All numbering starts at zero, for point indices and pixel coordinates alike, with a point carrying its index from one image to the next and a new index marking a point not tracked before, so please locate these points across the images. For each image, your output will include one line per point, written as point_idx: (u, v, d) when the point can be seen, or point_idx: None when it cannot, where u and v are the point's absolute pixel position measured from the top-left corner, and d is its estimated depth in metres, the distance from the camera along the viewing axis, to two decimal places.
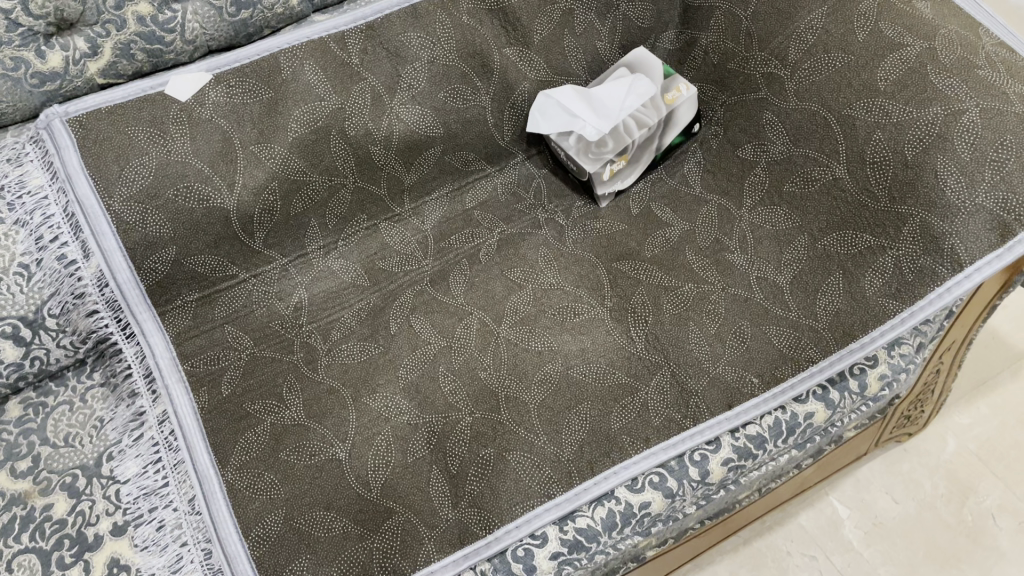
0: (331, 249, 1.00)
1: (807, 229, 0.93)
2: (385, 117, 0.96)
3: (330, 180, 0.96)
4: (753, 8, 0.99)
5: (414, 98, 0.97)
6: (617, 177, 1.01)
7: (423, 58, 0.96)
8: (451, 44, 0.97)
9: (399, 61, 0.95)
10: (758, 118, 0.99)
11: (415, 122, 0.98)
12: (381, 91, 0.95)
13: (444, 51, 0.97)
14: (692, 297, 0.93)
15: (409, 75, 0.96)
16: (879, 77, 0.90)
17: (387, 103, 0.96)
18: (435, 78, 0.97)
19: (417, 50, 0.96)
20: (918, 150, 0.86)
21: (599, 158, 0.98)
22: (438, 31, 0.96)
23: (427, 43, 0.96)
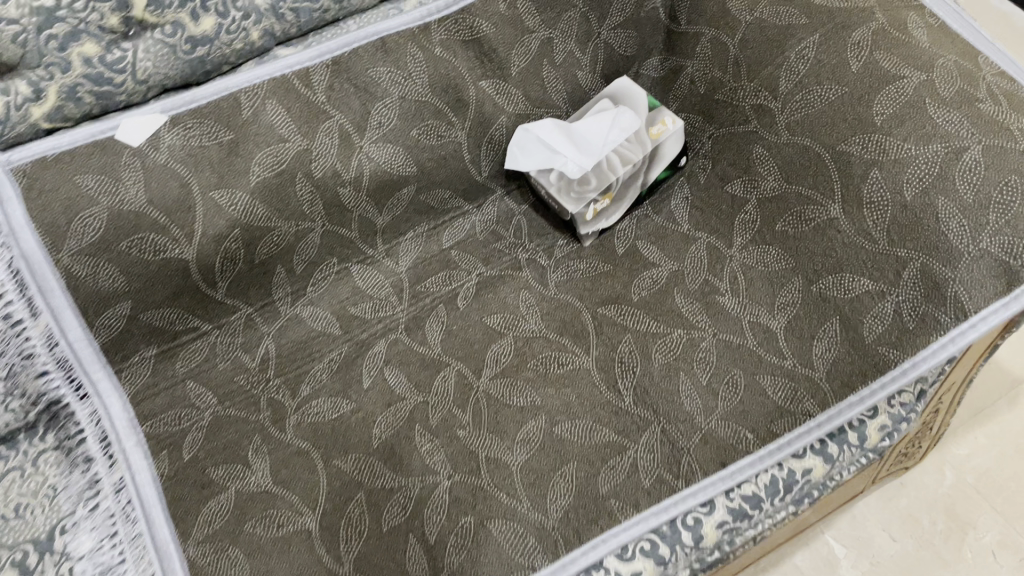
0: (300, 295, 0.95)
1: (802, 271, 0.89)
2: (355, 157, 0.90)
3: (297, 225, 0.91)
4: (741, 35, 0.95)
5: (385, 136, 0.91)
6: (601, 216, 0.96)
7: (394, 94, 0.90)
8: (423, 79, 0.91)
9: (369, 97, 0.90)
10: (748, 152, 0.94)
11: (387, 162, 0.92)
12: (350, 129, 0.90)
13: (417, 86, 0.91)
14: (682, 345, 0.88)
15: (379, 112, 0.90)
16: (875, 111, 0.85)
17: (356, 142, 0.90)
18: (407, 115, 0.92)
19: (387, 85, 0.90)
20: (918, 190, 0.82)
21: (582, 197, 0.93)
22: (410, 66, 0.90)
23: (398, 77, 0.90)
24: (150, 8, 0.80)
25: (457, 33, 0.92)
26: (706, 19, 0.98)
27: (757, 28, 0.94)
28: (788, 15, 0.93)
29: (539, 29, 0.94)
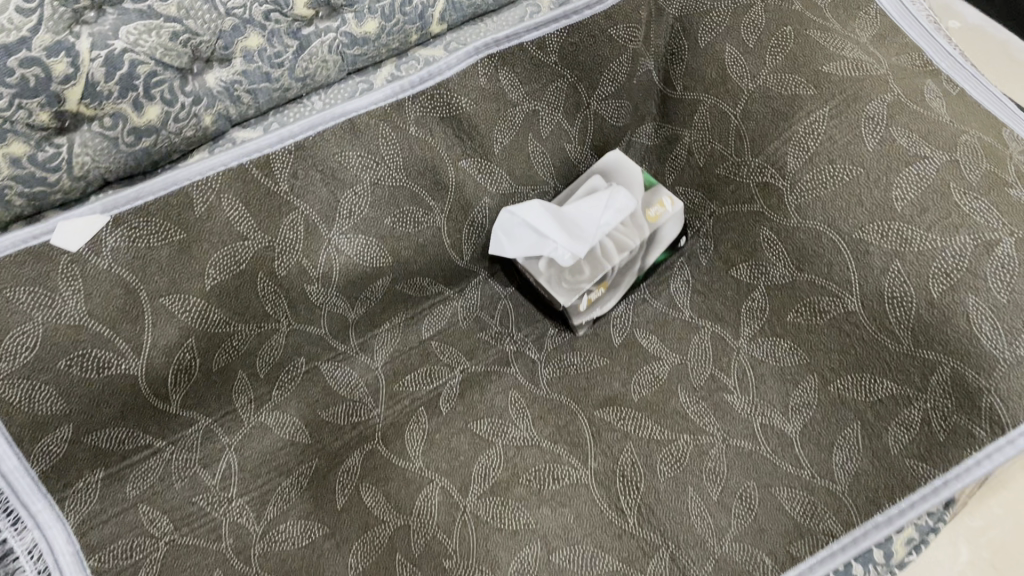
0: (264, 401, 0.85)
1: (817, 369, 0.81)
2: (322, 250, 0.81)
3: (259, 326, 0.81)
4: (743, 105, 0.87)
5: (356, 225, 0.82)
6: (595, 305, 0.87)
7: (365, 180, 0.82)
8: (397, 162, 0.83)
9: (338, 185, 0.81)
10: (754, 234, 0.86)
11: (359, 254, 0.83)
12: (317, 221, 0.81)
13: (390, 170, 0.82)
14: (689, 452, 0.81)
15: (349, 200, 0.82)
16: (894, 196, 0.78)
17: (323, 233, 0.81)
18: (380, 202, 0.83)
19: (357, 170, 0.81)
20: (945, 287, 0.74)
21: (575, 287, 0.84)
22: (382, 149, 0.82)
23: (370, 161, 0.82)
24: (86, 102, 0.69)
25: (434, 109, 0.83)
26: (703, 85, 0.90)
27: (761, 98, 0.86)
28: (795, 84, 0.85)
29: (523, 102, 0.86)
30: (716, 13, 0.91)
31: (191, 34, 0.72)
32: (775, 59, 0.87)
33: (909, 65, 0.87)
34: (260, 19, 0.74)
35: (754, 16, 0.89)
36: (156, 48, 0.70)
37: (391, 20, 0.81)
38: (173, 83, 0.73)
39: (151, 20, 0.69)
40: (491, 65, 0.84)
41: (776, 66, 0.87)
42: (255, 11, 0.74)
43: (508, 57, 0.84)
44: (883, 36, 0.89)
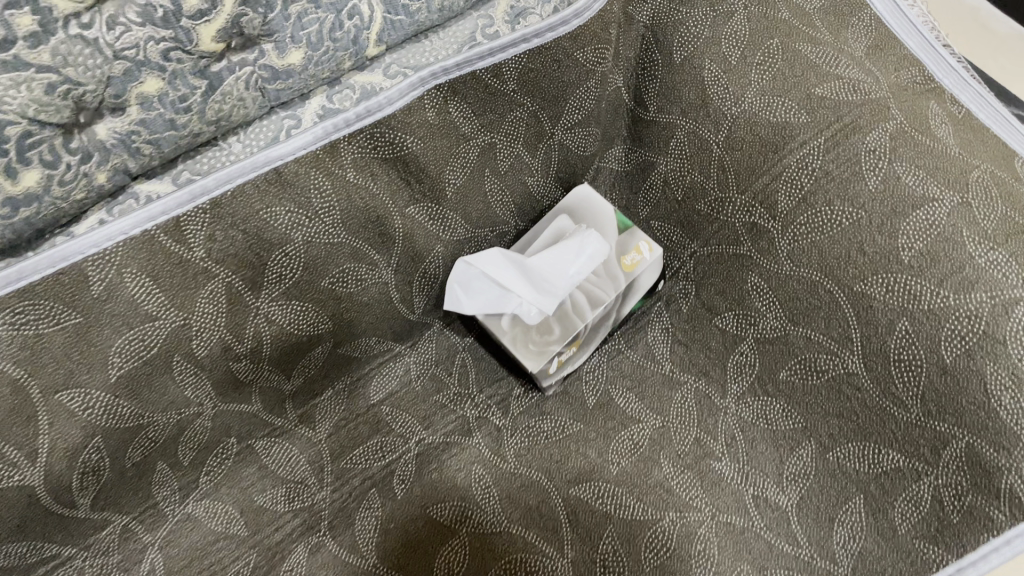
0: (190, 489, 0.74)
1: (814, 434, 0.73)
2: (249, 322, 0.70)
3: (178, 413, 0.70)
4: (727, 132, 0.77)
5: (288, 291, 0.71)
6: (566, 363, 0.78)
7: (297, 239, 0.69)
8: (333, 215, 0.70)
9: (263, 246, 0.68)
10: (740, 280, 0.77)
11: (292, 323, 0.72)
12: (242, 289, 0.69)
13: (325, 225, 0.70)
14: (674, 532, 0.73)
15: (278, 262, 0.69)
16: (900, 245, 0.69)
17: (248, 302, 0.69)
18: (315, 262, 0.71)
19: (286, 228, 0.69)
20: (960, 352, 0.66)
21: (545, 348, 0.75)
22: (315, 202, 0.69)
23: (299, 219, 0.69)
24: None
25: (373, 150, 0.70)
26: (680, 107, 0.79)
27: (748, 124, 0.76)
28: (785, 109, 0.74)
29: (477, 135, 0.74)
30: (692, 21, 0.78)
31: (71, 85, 0.58)
32: (761, 79, 0.75)
33: (910, 83, 0.77)
34: (159, 60, 0.61)
35: (734, 25, 0.77)
36: (28, 105, 0.57)
37: (319, 48, 0.68)
38: (53, 141, 0.60)
39: (20, 71, 0.55)
40: (440, 96, 0.71)
41: (763, 88, 0.75)
42: (151, 50, 0.60)
43: (460, 86, 0.72)
44: (879, 47, 0.79)
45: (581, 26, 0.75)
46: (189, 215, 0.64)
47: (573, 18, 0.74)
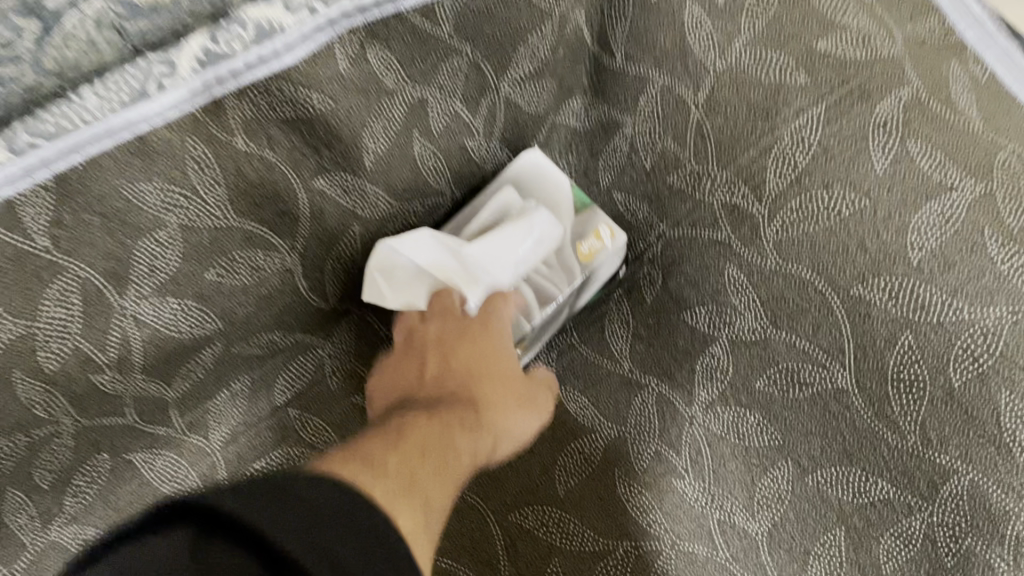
0: (53, 514, 0.62)
1: (792, 454, 0.64)
2: (112, 324, 0.56)
3: (27, 437, 0.57)
4: (708, 92, 0.63)
5: (162, 287, 0.56)
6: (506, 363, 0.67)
7: (172, 224, 0.55)
8: (219, 191, 0.56)
9: (127, 231, 0.54)
10: (715, 271, 0.65)
11: (170, 323, 0.58)
12: (101, 286, 0.54)
13: (206, 206, 0.56)
14: (629, 565, 0.64)
15: (146, 249, 0.55)
16: (909, 243, 0.58)
17: (109, 301, 0.55)
18: (197, 250, 0.56)
19: (156, 210, 0.54)
20: (971, 378, 0.56)
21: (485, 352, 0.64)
22: (194, 177, 0.54)
23: (174, 198, 0.54)
24: None
25: (268, 109, 0.55)
26: (653, 57, 0.65)
27: (734, 84, 0.62)
28: (780, 68, 0.61)
29: (404, 88, 0.60)
30: None
31: None
32: (753, 26, 0.62)
33: (929, 36, 0.63)
34: None
35: None
36: None
37: None
38: None
39: None
40: (354, 42, 0.56)
41: (754, 39, 0.62)
42: None
43: (378, 28, 0.57)
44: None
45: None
46: (23, 197, 0.49)
47: None
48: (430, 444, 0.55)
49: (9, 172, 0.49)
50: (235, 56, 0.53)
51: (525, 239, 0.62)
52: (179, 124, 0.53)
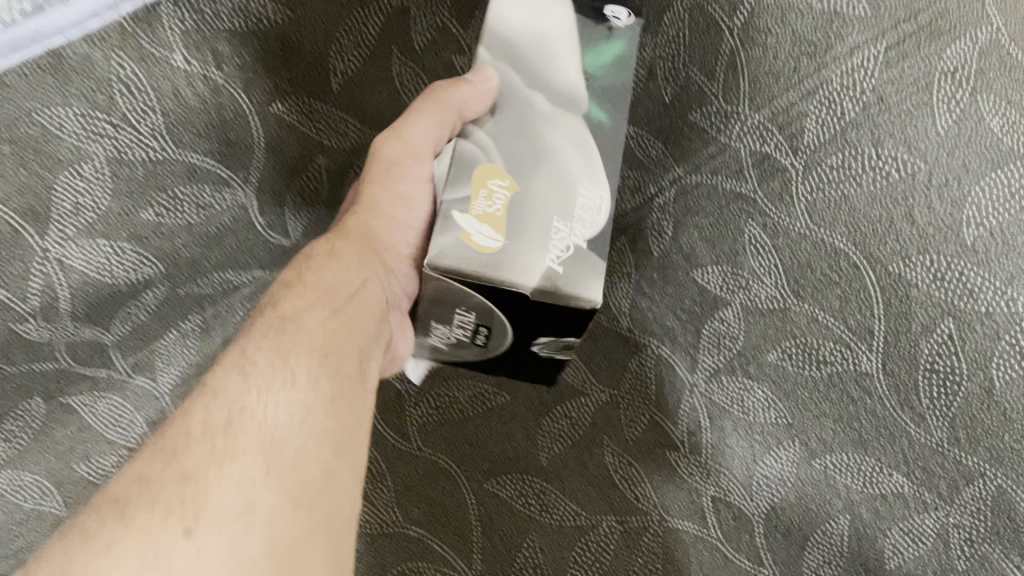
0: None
1: (801, 435, 0.57)
2: (34, 268, 0.51)
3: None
4: (747, 15, 0.53)
5: (89, 227, 0.51)
6: (528, 250, 0.41)
7: (98, 157, 0.48)
8: (161, 118, 0.48)
9: (47, 164, 0.47)
10: (733, 228, 0.57)
11: (101, 266, 0.53)
12: (14, 225, 0.48)
13: (139, 136, 0.48)
14: (611, 542, 0.59)
15: (68, 187, 0.48)
16: (966, 215, 0.50)
17: (29, 242, 0.49)
18: (132, 187, 0.51)
19: (78, 141, 0.47)
20: (1016, 377, 0.50)
21: (471, 265, 0.40)
22: (132, 103, 0.47)
23: (96, 127, 0.47)
24: None
25: (222, 16, 0.46)
26: None
27: (780, 9, 0.52)
28: None
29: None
30: None
31: None
32: None
33: None
34: None
35: None
36: None
37: None
38: None
39: None
40: None
41: None
42: None
43: None
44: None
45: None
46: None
47: None
48: (276, 326, 0.43)
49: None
50: None
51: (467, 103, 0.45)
52: (105, 39, 0.44)
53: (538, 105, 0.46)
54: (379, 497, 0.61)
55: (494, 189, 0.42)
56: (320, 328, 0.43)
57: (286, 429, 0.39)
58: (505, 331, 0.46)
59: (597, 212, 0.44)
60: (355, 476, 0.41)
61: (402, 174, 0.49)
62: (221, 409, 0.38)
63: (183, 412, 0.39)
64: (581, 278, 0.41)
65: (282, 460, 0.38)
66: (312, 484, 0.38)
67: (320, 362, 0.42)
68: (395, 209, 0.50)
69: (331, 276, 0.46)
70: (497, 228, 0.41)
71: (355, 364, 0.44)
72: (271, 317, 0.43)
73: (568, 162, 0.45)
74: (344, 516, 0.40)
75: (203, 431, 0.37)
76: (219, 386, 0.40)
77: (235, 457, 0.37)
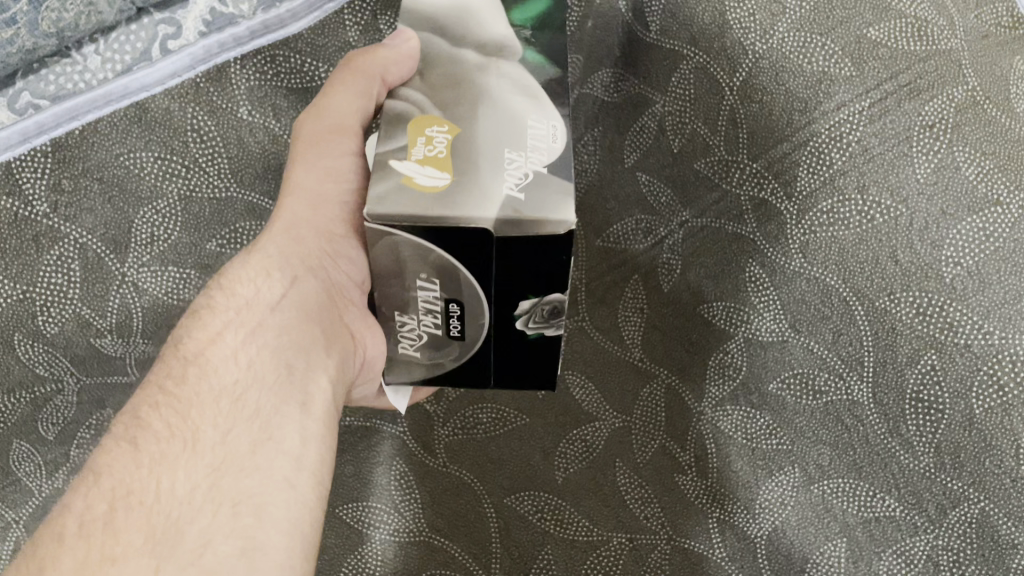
0: (59, 464, 0.64)
1: (800, 460, 0.61)
2: (114, 291, 0.60)
3: (31, 392, 0.62)
4: (745, 76, 0.59)
5: (162, 255, 0.60)
6: (480, 189, 0.44)
7: (171, 194, 0.58)
8: (224, 162, 0.58)
9: (128, 199, 0.58)
10: (736, 267, 0.62)
11: (171, 289, 0.61)
12: (100, 251, 0.59)
13: (206, 176, 0.58)
14: (620, 556, 0.65)
15: (146, 219, 0.59)
16: (944, 257, 0.55)
17: (111, 268, 0.60)
18: (198, 221, 0.59)
19: (156, 179, 0.58)
20: (994, 406, 0.54)
21: (409, 206, 0.43)
22: (201, 147, 0.58)
23: (172, 167, 0.58)
24: None
25: (274, 76, 0.57)
26: (689, 32, 0.60)
27: (775, 70, 0.58)
28: (825, 55, 0.57)
29: None
30: None
31: None
32: (799, 7, 0.57)
33: (994, 25, 0.55)
34: None
35: None
36: None
37: None
38: None
39: None
40: (365, 10, 0.57)
41: (800, 20, 0.57)
42: None
43: None
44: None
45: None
46: (21, 159, 0.55)
47: None
48: (173, 387, 0.48)
49: (11, 137, 0.54)
50: (240, 19, 0.55)
51: (395, 63, 0.51)
52: (181, 93, 0.56)
53: (469, 59, 0.51)
54: (408, 506, 0.67)
55: (434, 135, 0.46)
56: (234, 370, 0.49)
57: (176, 494, 0.44)
58: (480, 304, 0.49)
59: (552, 138, 0.46)
60: (296, 477, 0.48)
61: (335, 145, 0.55)
62: (106, 496, 0.43)
63: (64, 508, 0.43)
64: (542, 197, 0.43)
65: (174, 527, 0.43)
66: (226, 524, 0.44)
67: (232, 405, 0.48)
68: (320, 183, 0.54)
69: (244, 293, 0.52)
70: (440, 167, 0.45)
71: (285, 389, 0.50)
72: (177, 366, 0.49)
73: (505, 97, 0.48)
74: (283, 527, 0.46)
75: (79, 530, 0.42)
76: (104, 470, 0.44)
77: (121, 562, 0.41)
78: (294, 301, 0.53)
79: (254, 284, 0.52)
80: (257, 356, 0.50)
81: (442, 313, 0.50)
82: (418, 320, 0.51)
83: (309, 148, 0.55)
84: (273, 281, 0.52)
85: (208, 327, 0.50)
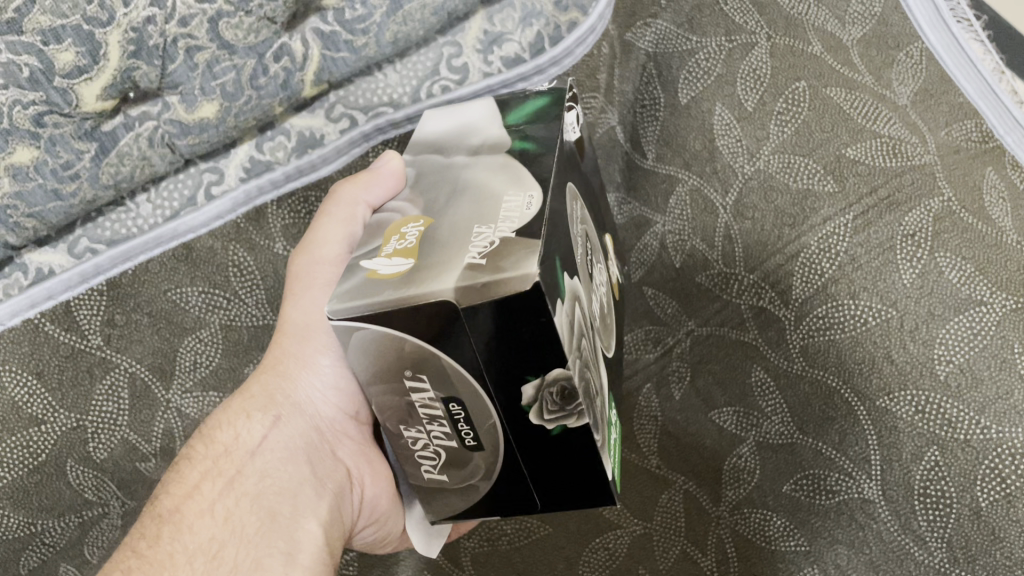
0: None
1: (818, 561, 0.63)
2: (159, 416, 0.65)
3: (78, 517, 0.65)
4: (736, 197, 0.64)
5: (203, 380, 0.65)
6: (439, 268, 0.41)
7: (213, 323, 0.64)
8: (262, 295, 0.64)
9: (174, 330, 0.63)
10: (740, 376, 0.64)
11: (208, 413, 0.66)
12: (148, 380, 0.64)
13: (245, 306, 0.64)
14: None
15: (190, 348, 0.64)
16: (936, 357, 0.59)
17: (156, 395, 0.64)
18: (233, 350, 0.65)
19: (200, 311, 0.63)
20: (998, 498, 0.57)
21: (366, 295, 0.42)
22: (241, 285, 0.64)
23: (215, 300, 0.64)
24: None
25: (308, 216, 0.64)
26: (683, 158, 0.65)
27: (763, 191, 0.63)
28: (809, 173, 0.62)
29: None
30: (703, 53, 0.64)
31: None
32: (782, 132, 0.63)
33: (966, 140, 0.60)
34: (30, 127, 0.54)
35: (754, 60, 0.63)
36: None
37: (238, 98, 0.58)
38: None
39: None
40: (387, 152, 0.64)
41: (783, 143, 0.63)
42: (18, 117, 0.53)
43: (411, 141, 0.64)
44: (929, 87, 0.61)
45: (587, 50, 0.65)
46: (79, 298, 0.61)
47: (577, 47, 0.64)
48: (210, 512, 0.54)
49: (70, 279, 0.60)
50: (276, 165, 0.62)
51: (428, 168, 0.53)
52: (223, 233, 0.62)
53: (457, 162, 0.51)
54: None
55: (407, 231, 0.46)
56: (210, 523, 0.53)
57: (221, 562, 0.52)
58: (480, 400, 0.45)
59: (526, 206, 0.44)
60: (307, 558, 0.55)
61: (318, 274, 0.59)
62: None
63: None
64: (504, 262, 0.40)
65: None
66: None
67: (207, 561, 0.52)
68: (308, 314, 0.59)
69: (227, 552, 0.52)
70: (405, 255, 0.43)
71: (259, 539, 0.53)
72: (194, 527, 0.53)
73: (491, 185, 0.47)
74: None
75: None
76: None
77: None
78: (274, 441, 0.57)
79: (237, 429, 0.57)
80: (233, 506, 0.54)
81: (446, 417, 0.47)
82: (429, 432, 0.49)
83: (298, 283, 0.60)
84: (255, 424, 0.57)
85: (185, 477, 0.55)
